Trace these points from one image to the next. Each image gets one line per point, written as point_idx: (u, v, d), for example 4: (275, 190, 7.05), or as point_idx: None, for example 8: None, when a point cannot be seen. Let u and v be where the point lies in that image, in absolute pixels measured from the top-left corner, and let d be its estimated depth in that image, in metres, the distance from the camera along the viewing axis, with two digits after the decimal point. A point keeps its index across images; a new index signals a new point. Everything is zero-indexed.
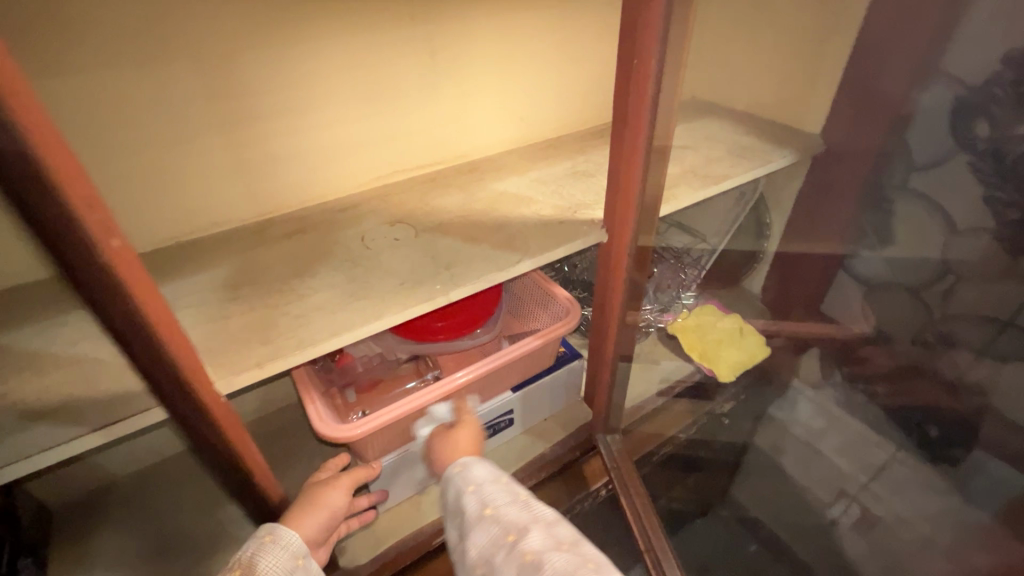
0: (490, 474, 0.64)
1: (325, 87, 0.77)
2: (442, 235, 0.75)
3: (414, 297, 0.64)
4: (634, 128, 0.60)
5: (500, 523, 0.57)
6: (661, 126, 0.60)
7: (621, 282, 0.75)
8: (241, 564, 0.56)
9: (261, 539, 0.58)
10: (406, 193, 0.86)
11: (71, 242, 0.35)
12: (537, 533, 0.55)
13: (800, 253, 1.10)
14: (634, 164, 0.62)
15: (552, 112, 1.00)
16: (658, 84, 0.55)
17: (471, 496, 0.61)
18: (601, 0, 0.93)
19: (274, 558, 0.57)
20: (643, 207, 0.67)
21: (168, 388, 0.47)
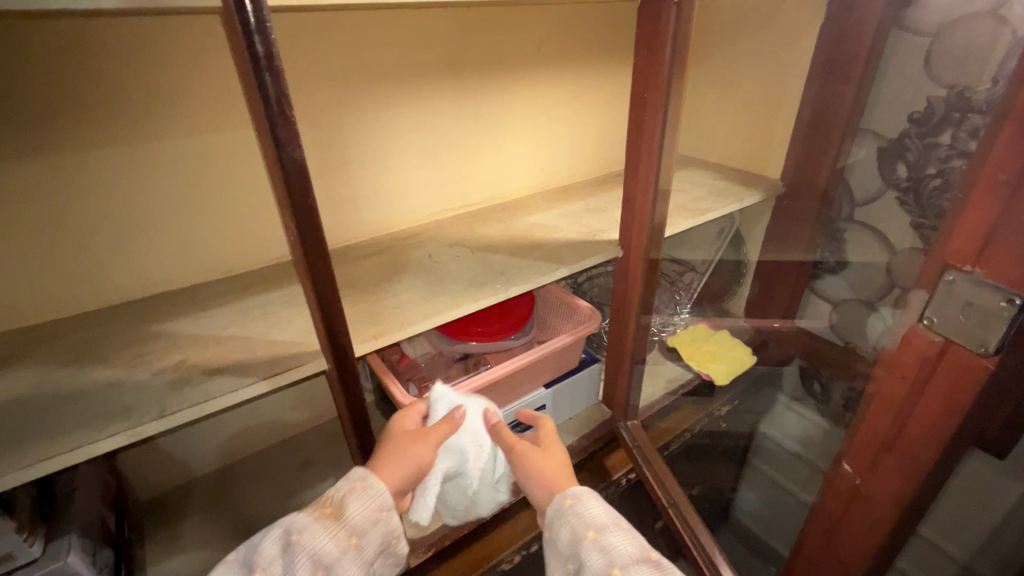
0: (609, 519, 0.61)
1: (401, 143, 0.99)
2: (493, 253, 0.94)
3: (481, 293, 0.82)
4: (645, 168, 0.82)
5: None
6: (665, 168, 0.82)
7: (636, 289, 0.94)
8: (332, 501, 0.59)
9: (353, 481, 0.61)
10: (457, 225, 1.07)
11: (306, 230, 0.53)
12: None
13: (776, 260, 1.31)
14: (646, 194, 0.84)
15: (568, 164, 1.24)
16: (663, 136, 0.78)
17: (592, 545, 0.58)
18: (606, 78, 1.19)
19: (362, 504, 0.60)
20: (653, 227, 0.88)
21: (328, 344, 0.63)
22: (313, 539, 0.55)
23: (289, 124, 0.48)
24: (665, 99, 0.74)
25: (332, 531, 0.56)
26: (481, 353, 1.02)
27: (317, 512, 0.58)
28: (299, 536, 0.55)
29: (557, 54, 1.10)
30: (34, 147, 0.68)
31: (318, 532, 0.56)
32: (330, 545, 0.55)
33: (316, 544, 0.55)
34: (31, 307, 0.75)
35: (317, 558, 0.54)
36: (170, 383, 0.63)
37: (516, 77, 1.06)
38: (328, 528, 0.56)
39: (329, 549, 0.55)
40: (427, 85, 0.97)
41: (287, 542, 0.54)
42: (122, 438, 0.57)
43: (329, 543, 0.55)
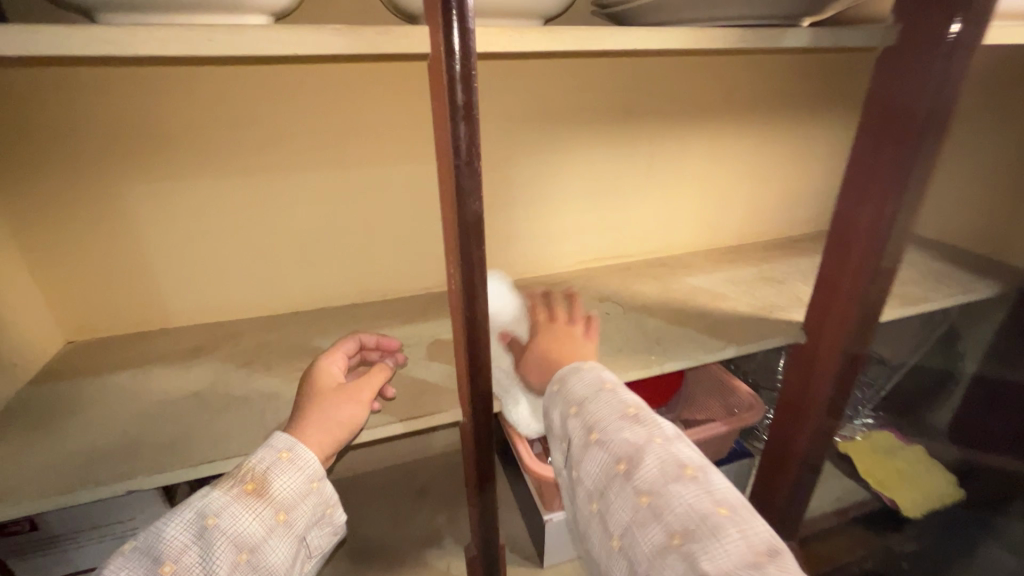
0: (594, 389, 0.58)
1: (565, 186, 0.95)
2: (649, 315, 0.85)
3: (632, 363, 0.74)
4: (862, 242, 0.69)
5: (611, 449, 0.52)
6: (892, 244, 0.68)
7: (824, 382, 0.78)
8: (253, 477, 0.52)
9: (278, 452, 0.54)
10: (609, 277, 1.00)
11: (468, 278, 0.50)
12: (655, 459, 0.50)
13: (999, 380, 1.00)
14: (855, 280, 0.71)
15: (740, 223, 1.11)
16: (896, 206, 0.65)
17: (575, 420, 0.57)
18: (803, 131, 1.04)
19: (289, 478, 0.53)
20: (864, 313, 0.73)
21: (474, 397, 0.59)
22: (235, 519, 0.48)
23: (473, 174, 0.45)
24: (904, 172, 0.63)
25: (255, 509, 0.50)
26: None
27: (236, 490, 0.50)
28: (218, 520, 0.48)
29: (748, 104, 0.98)
30: (250, 168, 0.77)
31: (240, 512, 0.49)
32: (254, 526, 0.49)
33: (237, 525, 0.48)
34: (222, 306, 0.84)
35: (239, 542, 0.47)
36: None
37: (696, 126, 0.97)
38: (252, 507, 0.50)
39: (253, 531, 0.48)
40: (601, 131, 0.93)
41: (203, 529, 0.47)
42: None
43: (253, 525, 0.49)
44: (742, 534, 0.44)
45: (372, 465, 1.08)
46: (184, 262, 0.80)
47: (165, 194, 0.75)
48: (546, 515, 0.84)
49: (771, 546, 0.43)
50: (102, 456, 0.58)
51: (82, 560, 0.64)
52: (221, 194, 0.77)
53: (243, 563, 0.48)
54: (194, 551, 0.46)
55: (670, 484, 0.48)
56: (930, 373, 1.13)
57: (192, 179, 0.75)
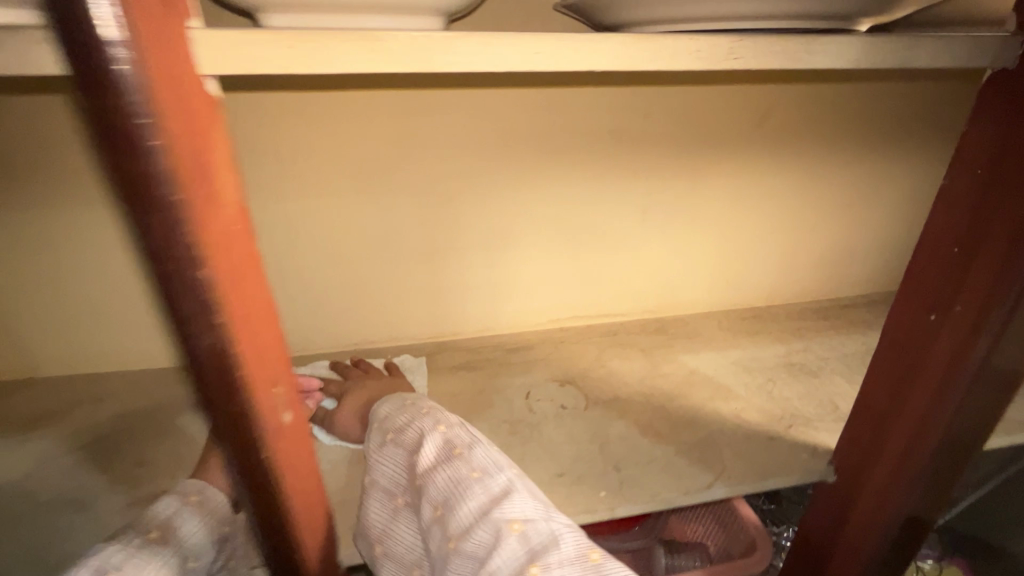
0: (399, 400, 0.53)
1: (532, 229, 0.74)
2: (616, 417, 0.64)
3: (572, 501, 0.53)
4: (952, 352, 0.43)
5: (398, 444, 0.48)
6: (1013, 349, 0.42)
7: (877, 530, 0.53)
8: (153, 525, 0.40)
9: (185, 496, 0.44)
10: (584, 345, 0.78)
11: (231, 422, 0.31)
12: (430, 441, 0.46)
13: None
14: (924, 423, 0.47)
15: (769, 281, 0.86)
16: (1018, 302, 0.39)
17: (378, 432, 0.51)
18: (863, 170, 0.78)
19: (199, 525, 0.43)
20: (958, 441, 0.48)
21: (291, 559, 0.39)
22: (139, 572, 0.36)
23: (190, 290, 0.26)
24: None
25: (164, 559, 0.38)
26: None
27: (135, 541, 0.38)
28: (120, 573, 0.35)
29: (790, 134, 0.73)
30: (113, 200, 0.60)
31: (144, 564, 0.37)
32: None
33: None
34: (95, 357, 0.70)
35: None
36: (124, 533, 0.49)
37: (715, 161, 0.74)
38: (159, 554, 0.38)
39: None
40: (583, 164, 0.71)
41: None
42: None
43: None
44: (489, 491, 0.41)
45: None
46: None
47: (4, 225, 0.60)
48: None
49: (515, 492, 0.40)
50: None
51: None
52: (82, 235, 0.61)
53: None
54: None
55: (433, 462, 0.44)
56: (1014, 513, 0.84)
57: (39, 215, 0.59)
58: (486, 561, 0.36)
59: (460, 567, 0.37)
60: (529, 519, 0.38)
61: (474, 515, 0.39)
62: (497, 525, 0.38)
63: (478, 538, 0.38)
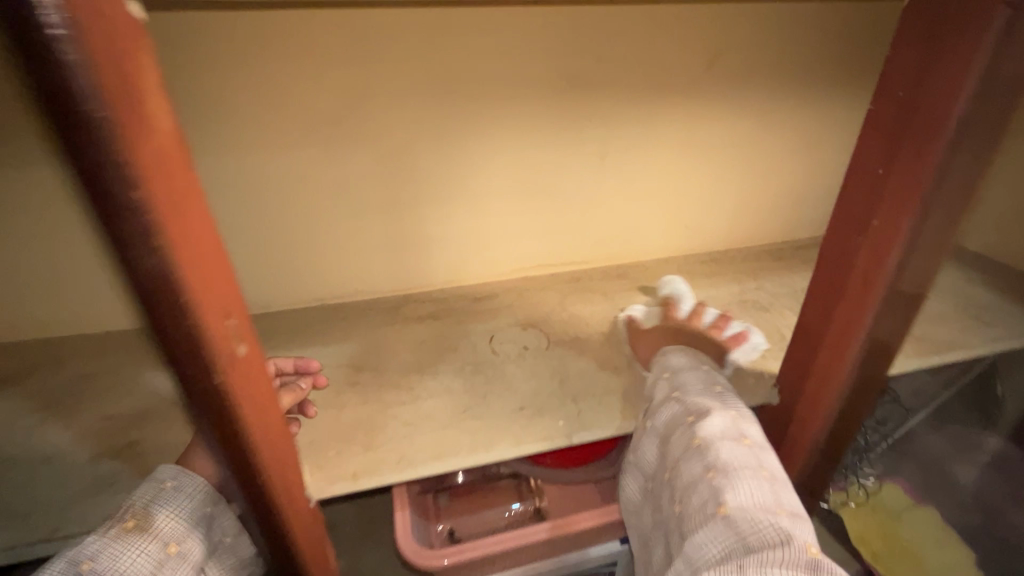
0: (691, 364, 0.56)
1: (492, 179, 0.75)
2: (577, 354, 0.67)
3: (532, 430, 0.56)
4: (864, 273, 0.47)
5: (683, 403, 0.51)
6: (917, 270, 0.45)
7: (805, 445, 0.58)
8: (133, 512, 0.41)
9: (160, 484, 0.42)
10: (547, 292, 0.81)
11: (188, 353, 0.32)
12: (720, 418, 0.48)
13: None
14: (844, 345, 0.51)
15: (726, 223, 0.89)
16: (922, 221, 0.42)
17: (665, 386, 0.55)
18: (811, 114, 0.81)
19: (175, 510, 0.41)
20: (867, 362, 0.51)
21: (263, 485, 0.41)
22: (114, 561, 0.37)
23: (142, 213, 0.27)
24: (925, 203, 0.41)
25: (135, 547, 0.38)
26: (541, 477, 0.72)
27: (111, 530, 0.39)
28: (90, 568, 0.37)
29: (740, 77, 0.75)
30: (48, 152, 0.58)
31: (117, 555, 0.38)
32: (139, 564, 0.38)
33: (117, 568, 0.37)
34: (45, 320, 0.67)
35: None
36: (96, 482, 0.49)
37: (670, 104, 0.75)
38: (134, 544, 0.38)
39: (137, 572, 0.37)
40: (540, 109, 0.71)
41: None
42: (6, 554, 0.45)
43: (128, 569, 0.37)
44: (776, 494, 0.42)
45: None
46: None
47: None
48: None
49: (803, 517, 0.41)
50: None
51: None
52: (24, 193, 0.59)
53: None
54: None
55: (721, 436, 0.46)
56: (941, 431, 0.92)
57: None
58: (760, 548, 0.37)
59: (722, 534, 0.39)
60: (816, 544, 0.38)
61: (755, 505, 0.41)
62: (779, 525, 0.39)
63: (756, 525, 0.39)
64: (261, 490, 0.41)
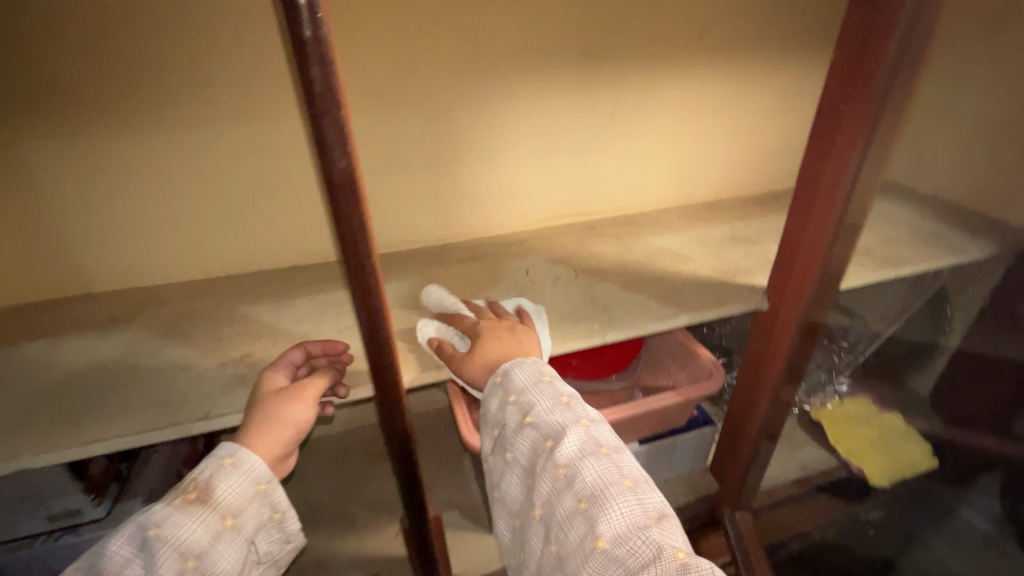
0: (536, 377, 0.58)
1: (518, 138, 0.87)
2: (601, 279, 0.80)
3: (572, 333, 0.69)
4: (831, 186, 0.60)
5: (537, 428, 0.55)
6: (867, 181, 0.59)
7: (787, 337, 0.72)
8: (196, 486, 0.49)
9: (220, 460, 0.51)
10: (568, 237, 0.93)
11: (349, 242, 0.44)
12: (574, 436, 0.53)
13: (974, 357, 0.96)
14: (817, 246, 0.64)
15: (718, 175, 1.02)
16: (871, 141, 0.56)
17: (512, 408, 0.57)
18: (786, 75, 0.94)
19: (231, 486, 0.50)
20: (832, 260, 0.65)
21: (383, 362, 0.53)
22: (177, 530, 0.46)
23: (337, 128, 0.38)
24: (873, 125, 0.55)
25: (197, 518, 0.47)
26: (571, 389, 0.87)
27: (178, 501, 0.48)
28: (159, 531, 0.46)
29: (725, 44, 0.88)
30: (156, 119, 0.68)
31: (182, 522, 0.47)
32: (197, 534, 0.47)
33: (181, 533, 0.46)
34: (147, 269, 0.78)
35: (183, 549, 0.45)
36: (231, 380, 0.61)
37: (667, 69, 0.88)
38: (194, 515, 0.47)
39: (196, 539, 0.46)
40: (558, 74, 0.83)
41: (144, 541, 0.45)
42: (171, 432, 0.55)
43: (195, 533, 0.47)
44: (639, 502, 0.48)
45: (329, 432, 1.06)
46: (101, 225, 0.74)
47: (61, 148, 0.68)
48: None
49: (666, 519, 0.48)
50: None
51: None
52: (135, 153, 0.70)
53: (188, 568, 0.46)
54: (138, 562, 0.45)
55: (582, 457, 0.51)
56: (902, 347, 1.07)
57: (100, 138, 0.68)
58: (639, 569, 0.43)
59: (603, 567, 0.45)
60: (681, 547, 0.45)
61: (626, 525, 0.46)
62: (653, 542, 0.45)
63: (630, 547, 0.45)
64: (380, 366, 0.53)
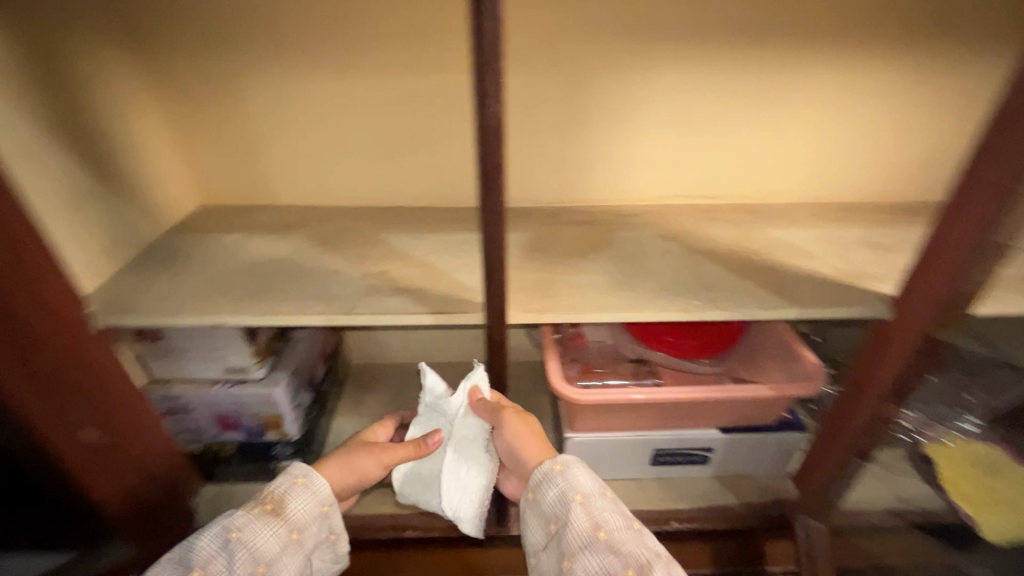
0: (598, 488, 0.64)
1: (652, 111, 0.88)
2: (710, 261, 0.80)
3: (671, 305, 0.71)
4: (988, 193, 0.55)
5: (614, 548, 0.59)
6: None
7: (903, 349, 0.68)
8: (272, 499, 0.63)
9: (293, 479, 0.65)
10: (684, 216, 0.94)
11: (486, 178, 0.51)
12: (657, 571, 0.57)
13: None
14: (958, 254, 0.59)
15: (863, 174, 0.95)
16: None
17: (580, 510, 0.62)
18: (970, 70, 0.84)
19: (301, 502, 0.64)
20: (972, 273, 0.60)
21: (491, 294, 0.60)
22: (254, 536, 0.60)
23: (495, 76, 0.45)
24: None
25: (272, 528, 0.61)
26: (659, 363, 0.90)
27: (256, 510, 0.61)
28: (240, 535, 0.59)
29: (900, 30, 0.81)
30: (342, 62, 0.81)
31: (258, 530, 0.60)
32: (269, 544, 0.60)
33: (257, 541, 0.60)
34: (313, 190, 0.93)
35: (257, 555, 0.59)
36: (369, 289, 0.73)
37: (825, 53, 0.83)
38: (269, 524, 0.61)
39: (268, 549, 0.60)
40: (703, 51, 0.83)
41: (227, 542, 0.58)
42: (319, 318, 0.68)
43: (267, 541, 0.60)
44: None
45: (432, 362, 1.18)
46: (286, 148, 0.89)
47: (268, 82, 0.83)
48: (568, 432, 0.89)
49: None
50: (200, 295, 0.71)
51: (186, 372, 0.79)
52: (321, 91, 0.84)
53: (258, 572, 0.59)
54: (220, 560, 0.58)
55: None
56: None
57: (300, 74, 0.82)
58: None
59: None
60: None
61: None
62: None
63: None
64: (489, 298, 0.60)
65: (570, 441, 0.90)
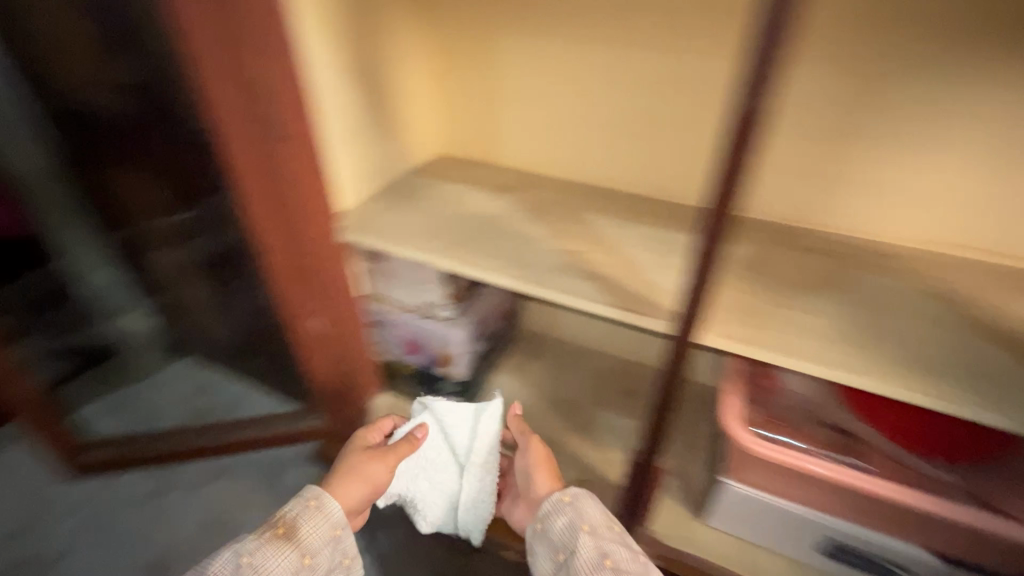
0: (603, 518, 0.67)
1: (964, 133, 0.68)
2: (994, 344, 0.60)
3: (915, 385, 0.56)
4: None
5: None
6: None
7: None
8: (284, 523, 0.65)
9: (306, 501, 0.67)
10: (969, 275, 0.71)
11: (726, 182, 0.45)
12: None
13: None
14: None
15: None
16: None
17: (589, 538, 0.64)
18: None
19: (314, 526, 0.66)
20: None
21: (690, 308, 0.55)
22: (266, 560, 0.61)
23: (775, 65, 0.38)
24: None
25: (283, 553, 0.62)
26: (871, 444, 0.73)
27: (268, 534, 0.64)
28: (252, 558, 0.61)
29: None
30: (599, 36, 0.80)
31: (269, 555, 0.62)
32: (279, 568, 0.61)
33: (268, 566, 0.61)
34: (536, 157, 0.96)
35: None
36: (561, 266, 0.73)
37: None
38: (280, 549, 0.63)
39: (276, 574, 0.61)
40: None
41: (239, 566, 0.60)
42: (511, 281, 0.71)
43: (277, 566, 0.61)
44: None
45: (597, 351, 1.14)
46: (522, 113, 0.93)
47: (524, 47, 0.87)
48: (725, 478, 0.79)
49: None
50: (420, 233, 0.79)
51: (390, 295, 0.89)
52: (570, 63, 0.85)
53: None
54: None
55: None
56: None
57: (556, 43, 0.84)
58: None
59: None
60: None
61: None
62: None
63: None
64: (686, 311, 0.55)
65: (724, 488, 0.80)
